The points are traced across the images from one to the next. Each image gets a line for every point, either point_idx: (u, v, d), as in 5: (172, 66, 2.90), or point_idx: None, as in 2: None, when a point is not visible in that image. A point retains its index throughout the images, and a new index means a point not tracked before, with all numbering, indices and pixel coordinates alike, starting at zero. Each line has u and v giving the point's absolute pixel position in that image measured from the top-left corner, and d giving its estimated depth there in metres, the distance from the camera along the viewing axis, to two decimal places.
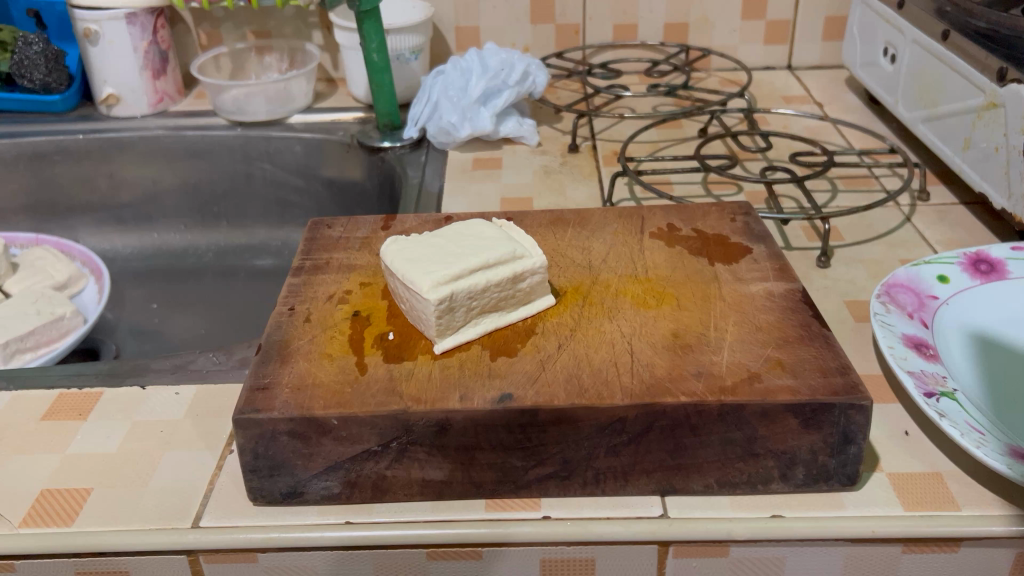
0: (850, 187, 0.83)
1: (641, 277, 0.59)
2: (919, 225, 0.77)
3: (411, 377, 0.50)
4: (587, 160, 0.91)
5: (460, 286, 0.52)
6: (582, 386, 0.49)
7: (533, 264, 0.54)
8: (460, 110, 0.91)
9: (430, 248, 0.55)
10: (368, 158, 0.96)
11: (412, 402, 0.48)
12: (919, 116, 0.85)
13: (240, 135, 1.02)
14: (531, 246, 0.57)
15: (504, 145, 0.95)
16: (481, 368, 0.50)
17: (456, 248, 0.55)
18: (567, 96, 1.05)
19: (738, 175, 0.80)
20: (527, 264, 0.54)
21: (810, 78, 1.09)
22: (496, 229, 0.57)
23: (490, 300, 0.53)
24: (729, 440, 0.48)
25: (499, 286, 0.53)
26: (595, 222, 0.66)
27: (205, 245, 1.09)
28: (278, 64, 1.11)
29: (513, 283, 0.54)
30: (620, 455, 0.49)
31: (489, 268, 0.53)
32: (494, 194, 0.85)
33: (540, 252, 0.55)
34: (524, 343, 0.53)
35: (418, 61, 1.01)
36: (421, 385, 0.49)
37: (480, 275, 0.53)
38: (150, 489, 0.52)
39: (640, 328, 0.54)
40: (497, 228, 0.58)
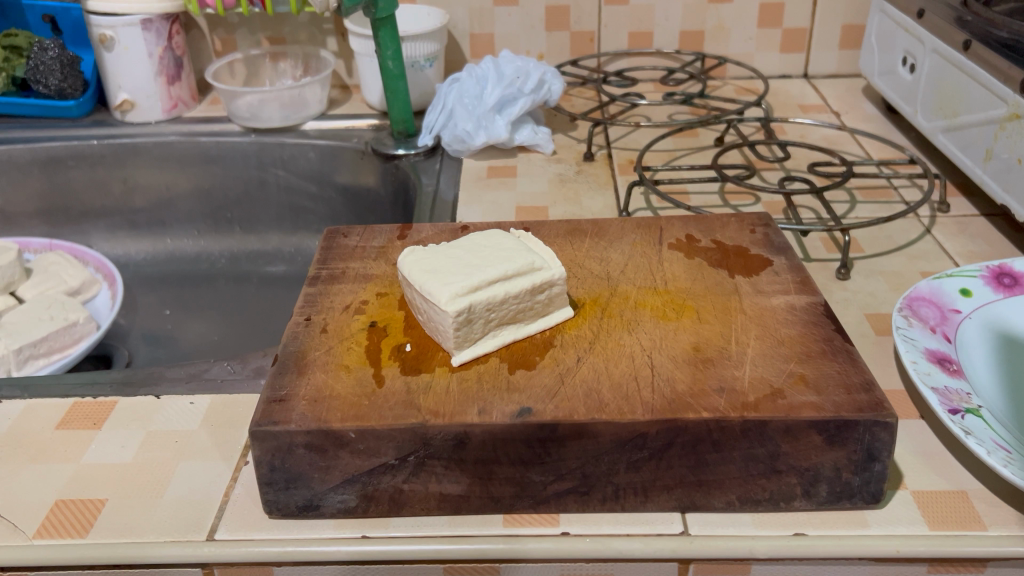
0: (869, 198, 0.82)
1: (660, 289, 0.58)
2: (940, 236, 0.76)
3: (430, 390, 0.49)
4: (603, 168, 0.90)
5: (479, 298, 0.51)
6: (602, 400, 0.48)
7: (552, 276, 0.53)
8: (475, 118, 0.91)
9: (448, 259, 0.54)
10: (382, 165, 0.96)
11: (430, 416, 0.47)
12: (938, 127, 0.84)
13: (255, 142, 1.02)
14: (549, 257, 0.56)
15: (519, 153, 0.94)
16: (499, 381, 0.50)
17: (475, 259, 0.54)
18: (582, 104, 1.04)
19: (756, 185, 0.79)
20: (546, 276, 0.53)
21: (827, 87, 1.08)
22: (515, 240, 0.57)
23: (508, 311, 0.53)
24: (751, 456, 0.48)
25: (518, 298, 0.53)
26: (612, 232, 0.65)
27: (218, 251, 1.09)
28: (292, 71, 1.11)
29: (532, 294, 0.53)
30: (641, 471, 0.48)
31: (508, 280, 0.53)
32: (510, 202, 0.85)
33: (559, 264, 0.55)
34: (542, 356, 0.52)
35: (433, 68, 1.00)
36: (439, 398, 0.48)
37: (499, 286, 0.52)
38: (165, 501, 0.51)
39: (660, 341, 0.53)
40: (515, 239, 0.57)
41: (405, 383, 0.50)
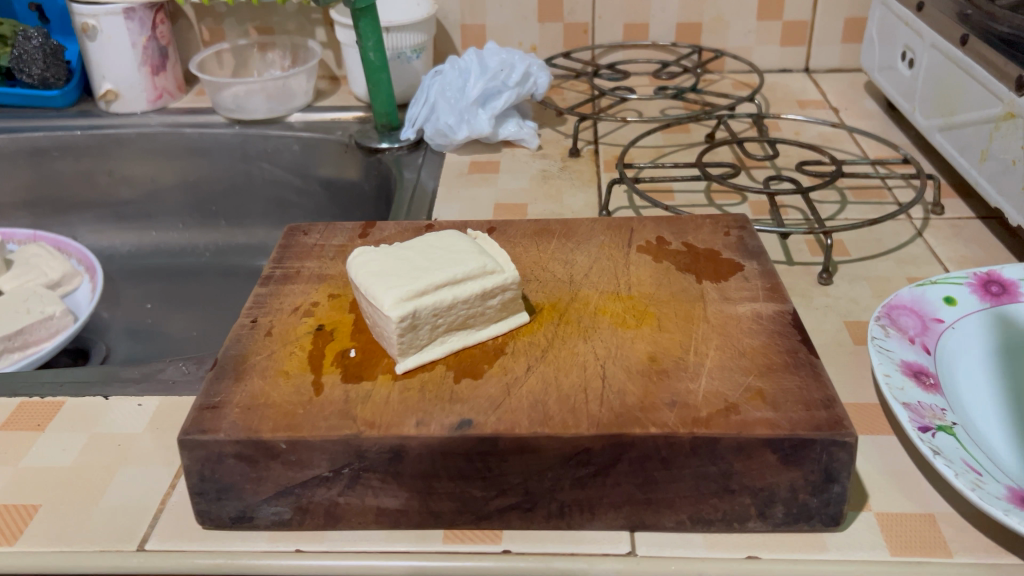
0: (861, 199, 0.79)
1: (623, 294, 0.56)
2: (931, 240, 0.73)
3: (368, 400, 0.47)
4: (588, 165, 0.88)
5: (425, 304, 0.49)
6: (547, 413, 0.46)
7: (504, 281, 0.51)
8: (457, 111, 0.88)
9: (397, 260, 0.52)
10: (366, 159, 0.94)
11: (365, 427, 0.45)
12: (936, 125, 0.81)
13: (238, 134, 1.00)
14: (505, 260, 0.54)
15: (504, 148, 0.92)
16: (442, 391, 0.48)
17: (424, 262, 0.52)
18: (573, 97, 1.01)
19: (741, 185, 0.77)
20: (498, 280, 0.51)
21: (828, 82, 1.05)
22: (471, 242, 0.55)
23: (457, 317, 0.51)
24: (702, 475, 0.45)
25: (467, 303, 0.50)
26: (582, 233, 0.63)
27: (204, 244, 1.07)
28: (280, 61, 1.09)
29: (482, 299, 0.51)
30: (587, 488, 0.46)
31: (457, 284, 0.51)
32: (489, 199, 0.82)
33: (513, 268, 0.52)
34: (491, 365, 0.50)
35: (420, 59, 0.98)
36: (377, 409, 0.46)
37: (448, 290, 0.50)
38: (100, 508, 0.50)
39: (616, 350, 0.51)
40: (470, 241, 0.55)
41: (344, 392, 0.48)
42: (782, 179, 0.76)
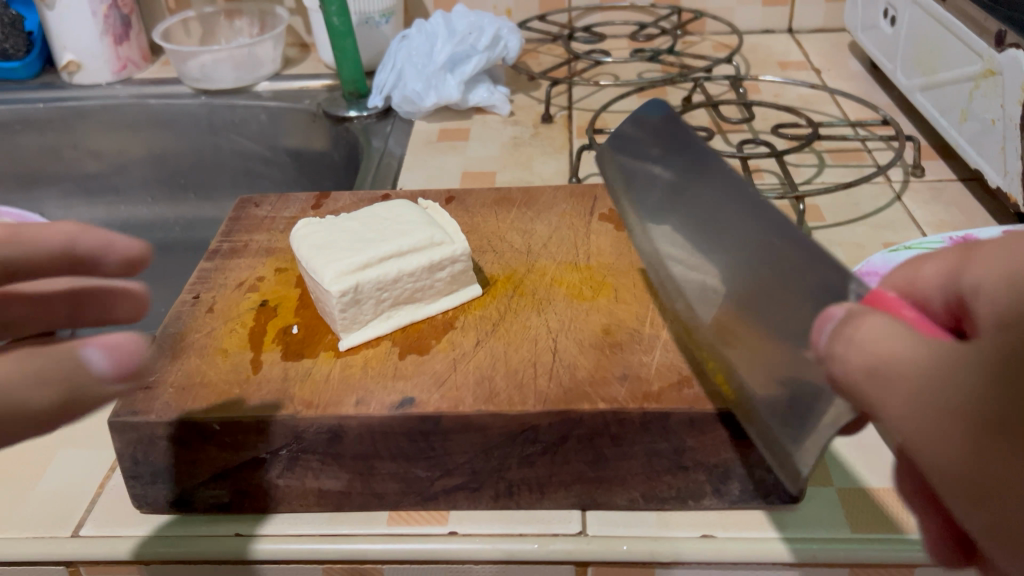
0: (839, 162, 0.77)
1: (581, 264, 0.54)
2: (909, 204, 0.70)
3: (308, 379, 0.45)
4: (560, 131, 0.85)
5: (370, 278, 0.47)
6: (492, 389, 0.44)
7: (454, 252, 0.49)
8: (424, 77, 0.85)
9: (342, 233, 0.50)
10: (333, 128, 0.91)
11: (302, 407, 0.43)
12: (917, 84, 0.78)
13: (204, 104, 0.98)
14: (455, 231, 0.51)
15: (474, 114, 0.89)
16: (386, 368, 0.46)
17: (370, 234, 0.49)
18: (549, 62, 0.98)
19: (714, 150, 0.74)
20: (446, 252, 0.49)
21: (811, 43, 1.02)
22: (421, 212, 0.53)
23: (404, 291, 0.49)
24: (654, 451, 0.43)
25: (414, 276, 0.48)
26: (543, 202, 0.61)
27: (173, 218, 1.05)
28: (248, 29, 1.06)
29: (430, 272, 0.49)
30: (535, 466, 0.44)
31: (404, 257, 0.49)
32: (456, 168, 0.80)
33: (464, 239, 0.50)
34: (439, 340, 0.48)
35: (389, 24, 0.95)
36: (316, 388, 0.45)
37: (393, 263, 0.48)
38: (35, 494, 0.48)
39: (569, 323, 0.49)
40: (421, 211, 0.53)
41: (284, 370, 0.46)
42: (756, 142, 0.73)
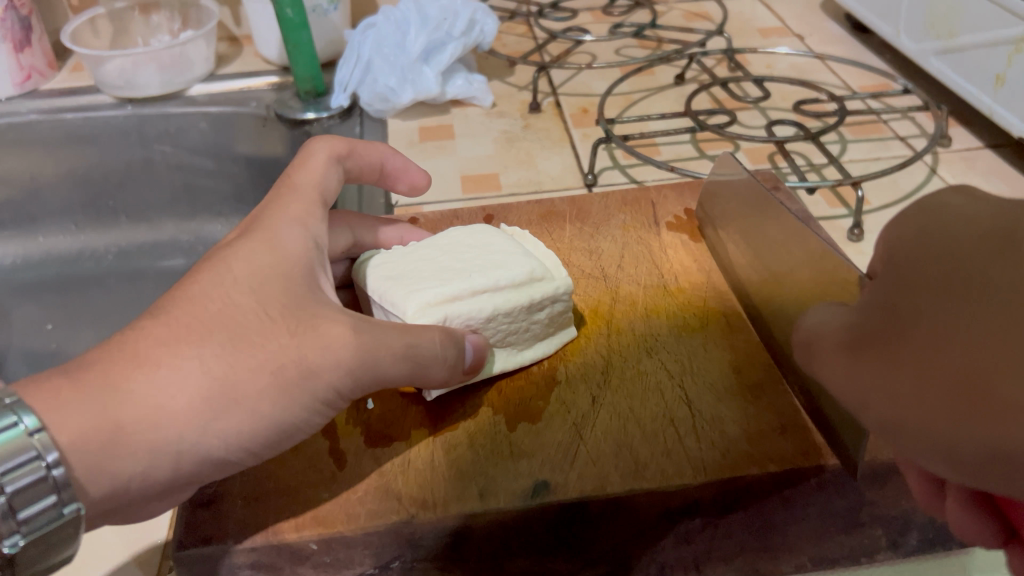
0: (861, 137, 0.72)
1: (672, 288, 0.47)
2: (948, 178, 0.67)
3: (408, 469, 0.37)
4: (553, 121, 0.78)
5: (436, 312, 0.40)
6: (637, 459, 0.37)
7: (555, 290, 0.42)
8: (399, 71, 0.76)
9: (421, 261, 0.43)
10: (290, 132, 0.81)
11: (415, 507, 0.35)
12: (929, 48, 0.74)
13: (132, 115, 0.85)
14: (554, 262, 0.44)
15: (452, 108, 0.81)
16: (498, 445, 0.38)
17: (454, 263, 0.42)
18: (516, 42, 0.90)
19: (739, 135, 0.69)
20: (546, 291, 0.41)
21: (782, 5, 0.97)
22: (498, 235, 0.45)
23: (496, 331, 0.41)
24: (829, 511, 0.37)
25: (509, 317, 0.41)
26: (597, 214, 0.54)
27: (103, 246, 0.91)
28: (168, 24, 0.94)
29: (526, 313, 0.41)
30: (692, 545, 0.37)
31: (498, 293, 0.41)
32: (451, 171, 0.72)
33: (564, 272, 0.43)
34: (548, 400, 0.40)
35: (338, 11, 0.85)
36: (424, 482, 0.37)
37: (486, 300, 0.41)
38: None
39: (690, 364, 0.42)
40: (508, 237, 0.45)
41: (374, 461, 0.38)
42: (785, 123, 0.68)
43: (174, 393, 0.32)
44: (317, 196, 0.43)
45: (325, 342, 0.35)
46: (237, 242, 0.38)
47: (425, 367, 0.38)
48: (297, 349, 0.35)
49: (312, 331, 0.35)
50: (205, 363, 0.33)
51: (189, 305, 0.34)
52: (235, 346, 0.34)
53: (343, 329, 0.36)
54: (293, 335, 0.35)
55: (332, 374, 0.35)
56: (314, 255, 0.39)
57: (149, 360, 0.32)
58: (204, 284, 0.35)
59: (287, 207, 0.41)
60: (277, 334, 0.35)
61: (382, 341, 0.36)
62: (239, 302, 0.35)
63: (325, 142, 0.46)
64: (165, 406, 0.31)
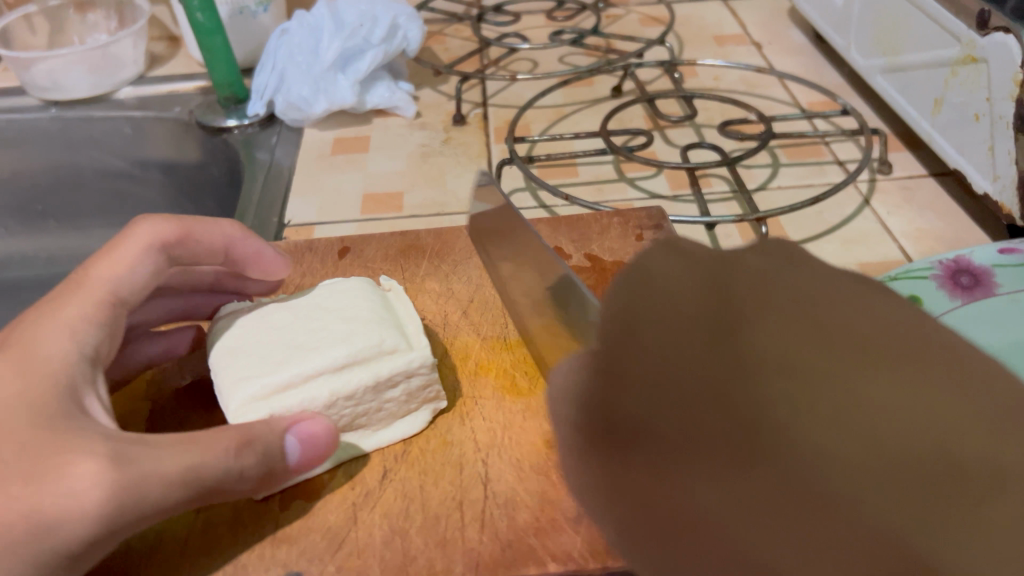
0: (796, 160, 0.67)
1: (510, 343, 0.44)
2: (881, 209, 0.61)
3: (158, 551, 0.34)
4: (476, 135, 0.73)
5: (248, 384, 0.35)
6: (409, 551, 0.34)
7: (409, 366, 0.38)
8: (312, 79, 0.73)
9: (270, 329, 0.38)
10: (212, 140, 0.77)
11: None
12: (877, 65, 0.69)
13: (55, 119, 0.83)
14: (418, 328, 0.40)
15: (375, 118, 0.77)
16: (262, 527, 0.35)
17: (302, 333, 0.38)
18: (457, 47, 0.86)
19: (654, 158, 0.64)
20: (399, 365, 0.37)
21: (747, 10, 0.91)
22: (379, 291, 0.42)
23: (342, 416, 0.37)
24: None
25: (352, 400, 0.37)
26: (459, 250, 0.50)
27: (34, 251, 0.86)
28: (106, 23, 0.92)
29: (375, 392, 0.37)
30: None
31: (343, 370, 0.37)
32: (355, 189, 0.68)
33: (423, 343, 0.39)
34: (332, 472, 0.37)
35: (268, 14, 0.81)
36: (171, 562, 0.34)
37: (325, 380, 0.37)
38: None
39: (502, 437, 0.39)
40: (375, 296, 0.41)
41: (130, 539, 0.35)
42: (702, 147, 0.63)
43: None
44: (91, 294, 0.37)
45: (68, 483, 0.30)
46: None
47: (222, 488, 0.32)
48: (36, 498, 0.30)
49: (56, 474, 0.30)
50: None
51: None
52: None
53: (97, 463, 0.30)
54: (29, 483, 0.30)
55: (83, 522, 0.30)
56: (83, 367, 0.35)
57: None
58: None
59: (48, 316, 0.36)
60: (9, 484, 0.30)
61: (155, 469, 0.31)
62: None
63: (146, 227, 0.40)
64: None
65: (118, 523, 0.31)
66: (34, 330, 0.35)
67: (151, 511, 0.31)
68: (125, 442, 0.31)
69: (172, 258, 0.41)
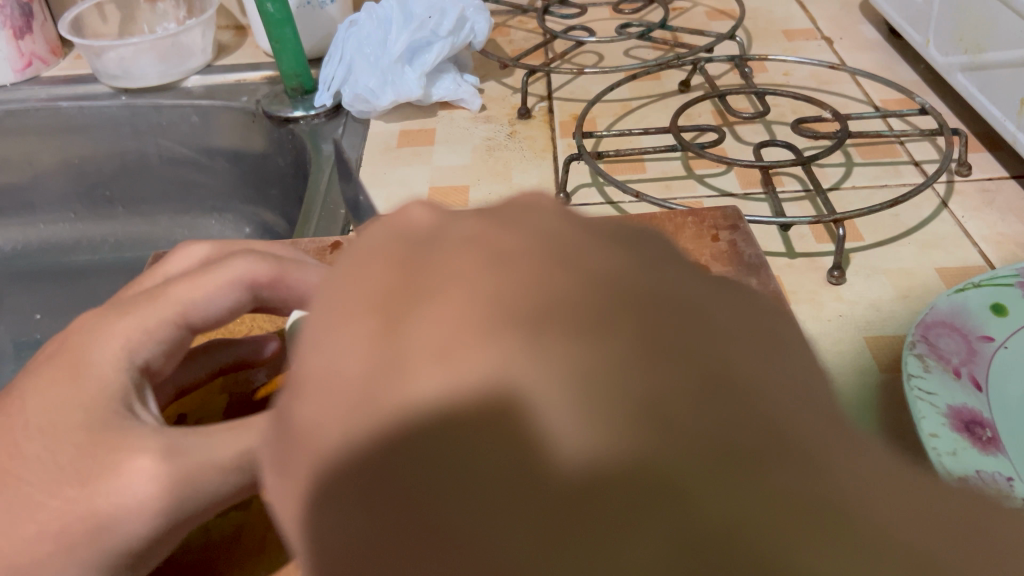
0: (870, 159, 0.66)
1: None
2: (959, 212, 0.60)
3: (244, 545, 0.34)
4: (541, 129, 0.73)
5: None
6: None
7: None
8: (379, 71, 0.73)
9: None
10: (277, 131, 0.77)
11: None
12: (957, 63, 0.67)
13: (124, 106, 0.82)
14: None
15: (440, 111, 0.77)
16: None
17: None
18: (522, 39, 0.86)
19: (727, 156, 0.63)
20: None
21: (818, 5, 0.89)
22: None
23: None
24: None
25: None
26: None
27: (100, 237, 0.88)
28: (174, 12, 0.92)
29: None
30: None
31: None
32: (421, 182, 0.68)
33: None
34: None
35: (335, 5, 0.81)
36: (262, 536, 0.34)
37: None
38: None
39: None
40: None
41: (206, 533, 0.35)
42: (777, 145, 0.62)
43: None
44: (168, 311, 0.35)
45: (125, 483, 0.30)
46: (44, 367, 0.33)
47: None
48: (92, 501, 0.30)
49: (112, 475, 0.30)
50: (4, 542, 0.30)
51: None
52: (21, 510, 0.30)
53: (151, 459, 0.30)
54: (86, 486, 0.30)
55: (144, 518, 0.30)
56: (132, 375, 0.33)
57: None
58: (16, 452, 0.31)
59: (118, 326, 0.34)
60: (65, 487, 0.30)
61: (207, 457, 0.30)
62: (27, 451, 0.31)
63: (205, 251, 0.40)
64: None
65: (183, 513, 0.31)
66: (84, 338, 0.33)
67: (208, 498, 0.31)
68: (178, 434, 0.31)
69: (257, 298, 0.38)
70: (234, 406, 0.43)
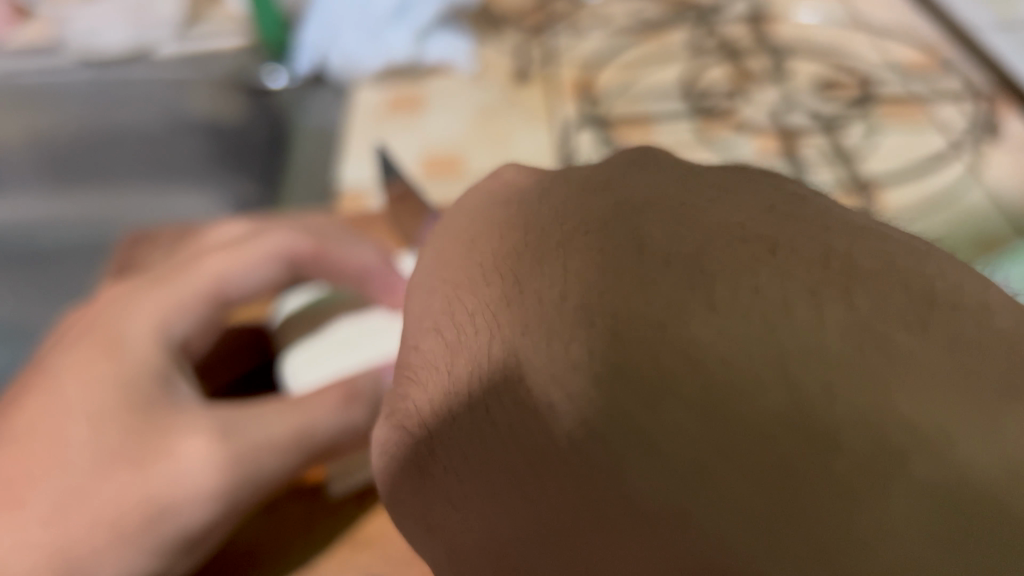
0: (895, 123, 0.61)
1: None
2: (990, 181, 0.56)
3: (288, 530, 0.40)
4: (538, 96, 0.67)
5: (312, 349, 0.44)
6: None
7: None
8: (369, 31, 0.72)
9: (336, 346, 0.44)
10: (256, 101, 0.75)
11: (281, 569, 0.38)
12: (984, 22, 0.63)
13: (93, 80, 0.76)
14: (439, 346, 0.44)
15: (430, 76, 0.72)
16: (353, 530, 0.40)
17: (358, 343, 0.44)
18: None
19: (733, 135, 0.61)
20: None
21: None
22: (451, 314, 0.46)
23: None
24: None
25: None
26: None
27: (75, 219, 0.80)
28: None
29: None
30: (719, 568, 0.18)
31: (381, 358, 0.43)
32: (413, 151, 0.65)
33: None
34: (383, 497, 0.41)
35: None
36: (301, 529, 0.40)
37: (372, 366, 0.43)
38: None
39: None
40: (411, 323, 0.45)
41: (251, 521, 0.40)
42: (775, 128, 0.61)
43: (26, 549, 0.34)
44: (210, 288, 0.42)
45: (181, 464, 0.35)
46: (81, 342, 0.39)
47: (329, 446, 0.38)
48: (148, 484, 0.35)
49: (165, 456, 0.35)
50: (48, 520, 0.34)
51: (23, 442, 0.37)
52: (73, 497, 0.35)
53: (206, 439, 0.36)
54: (140, 470, 0.35)
55: (199, 500, 0.35)
56: (167, 349, 0.39)
57: (17, 501, 0.35)
58: (52, 425, 0.37)
59: (150, 296, 0.41)
60: (117, 471, 0.35)
61: (264, 439, 0.36)
62: (72, 435, 0.36)
63: (238, 223, 0.49)
64: (36, 552, 0.34)
65: (237, 493, 0.36)
66: (120, 313, 0.40)
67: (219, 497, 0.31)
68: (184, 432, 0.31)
69: (301, 270, 0.45)
70: (257, 371, 0.47)
